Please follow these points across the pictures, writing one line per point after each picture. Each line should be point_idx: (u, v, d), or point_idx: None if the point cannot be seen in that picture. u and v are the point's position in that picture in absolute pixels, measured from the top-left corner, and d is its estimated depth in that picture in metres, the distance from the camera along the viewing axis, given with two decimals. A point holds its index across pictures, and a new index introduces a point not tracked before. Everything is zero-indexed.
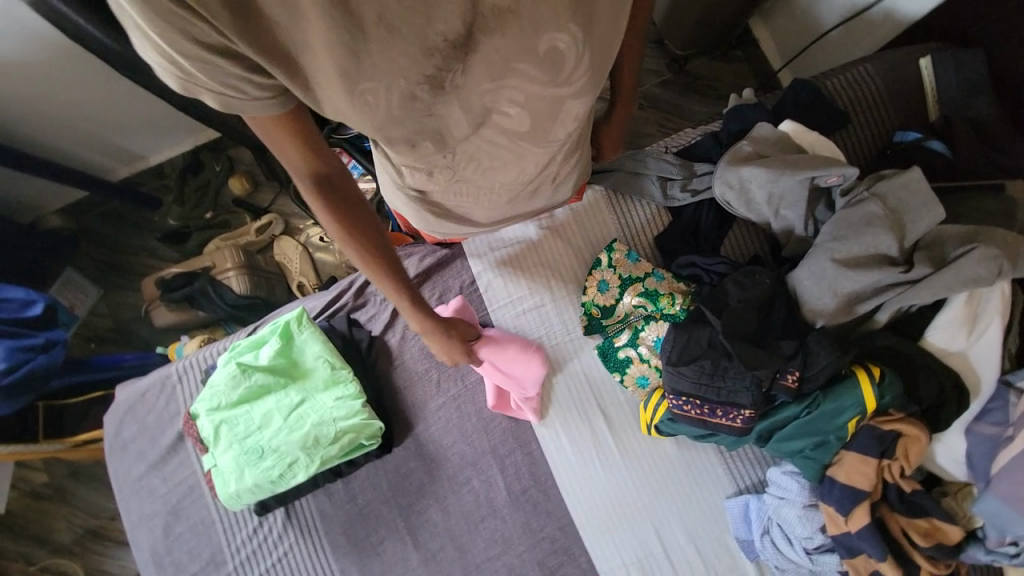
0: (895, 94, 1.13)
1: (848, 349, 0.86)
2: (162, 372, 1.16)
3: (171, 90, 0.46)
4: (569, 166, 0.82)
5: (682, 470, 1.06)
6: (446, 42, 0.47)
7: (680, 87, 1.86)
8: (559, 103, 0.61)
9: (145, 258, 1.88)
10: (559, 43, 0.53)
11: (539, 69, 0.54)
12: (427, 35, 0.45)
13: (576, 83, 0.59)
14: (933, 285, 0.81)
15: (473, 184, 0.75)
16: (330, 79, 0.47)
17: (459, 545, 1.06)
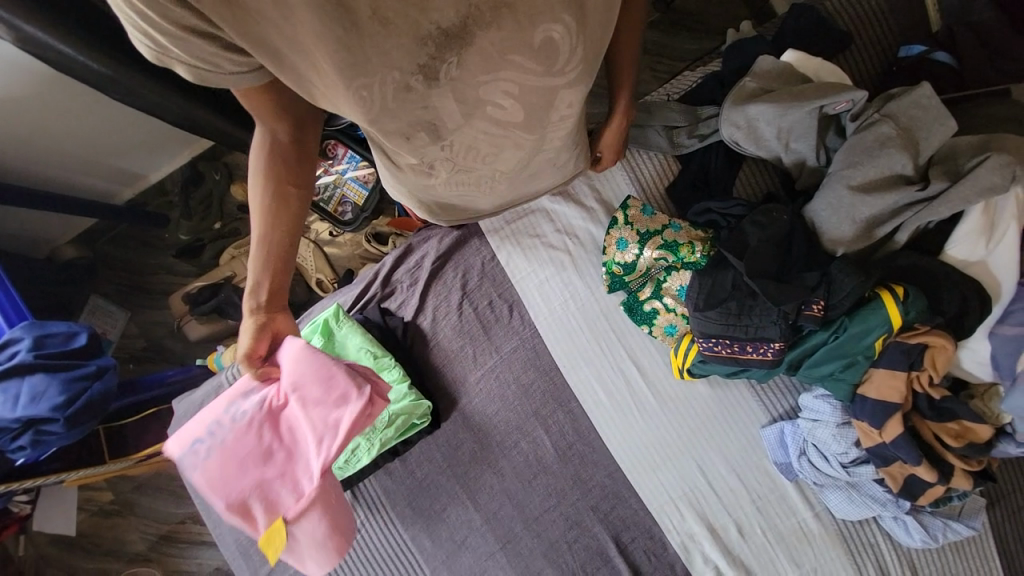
0: (897, 6, 1.11)
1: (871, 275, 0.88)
2: (214, 382, 1.22)
3: (144, 59, 0.48)
4: (570, 150, 0.79)
5: (717, 406, 1.11)
6: (438, 31, 0.47)
7: (670, 27, 1.80)
8: (550, 94, 0.59)
9: (163, 276, 1.92)
10: (554, 34, 0.52)
11: (531, 60, 0.53)
12: (420, 25, 0.45)
13: (570, 73, 0.58)
14: (950, 201, 0.82)
15: (476, 174, 0.73)
16: (332, 79, 0.48)
17: (516, 502, 1.14)
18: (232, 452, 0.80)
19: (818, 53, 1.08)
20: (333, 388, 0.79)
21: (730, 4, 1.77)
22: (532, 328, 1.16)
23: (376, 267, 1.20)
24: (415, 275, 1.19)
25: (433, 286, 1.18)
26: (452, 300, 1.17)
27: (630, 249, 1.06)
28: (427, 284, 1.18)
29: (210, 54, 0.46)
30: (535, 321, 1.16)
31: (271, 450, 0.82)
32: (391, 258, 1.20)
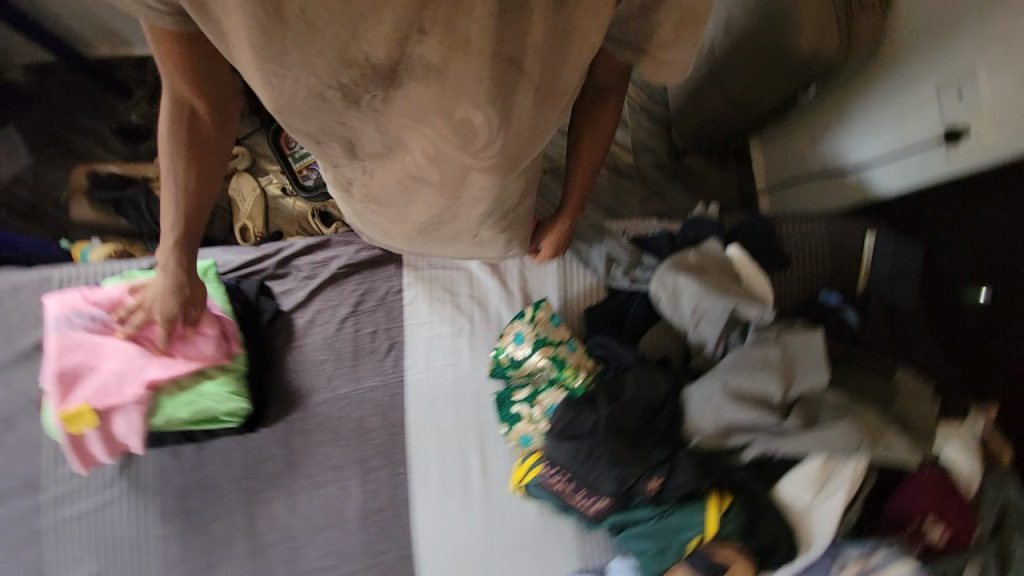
0: (835, 259, 1.22)
1: (709, 476, 0.90)
2: (48, 273, 1.08)
3: None
4: (492, 231, 0.81)
5: (534, 539, 1.06)
6: (366, 62, 0.48)
7: (668, 175, 2.06)
8: (465, 171, 0.62)
9: (90, 142, 1.77)
10: (474, 118, 0.54)
11: (449, 130, 0.55)
12: (348, 47, 0.46)
13: (486, 160, 0.60)
14: (793, 439, 0.88)
15: (388, 211, 0.73)
16: (246, 53, 0.48)
17: (292, 547, 1.02)
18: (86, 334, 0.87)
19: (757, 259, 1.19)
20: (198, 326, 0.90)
21: (725, 180, 2.04)
22: (401, 375, 1.11)
23: (281, 244, 1.12)
24: (315, 270, 1.13)
25: (327, 289, 1.12)
26: (338, 311, 1.11)
27: (521, 346, 1.05)
28: (322, 285, 1.12)
29: None
30: (406, 370, 1.11)
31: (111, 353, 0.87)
32: (301, 243, 1.13)
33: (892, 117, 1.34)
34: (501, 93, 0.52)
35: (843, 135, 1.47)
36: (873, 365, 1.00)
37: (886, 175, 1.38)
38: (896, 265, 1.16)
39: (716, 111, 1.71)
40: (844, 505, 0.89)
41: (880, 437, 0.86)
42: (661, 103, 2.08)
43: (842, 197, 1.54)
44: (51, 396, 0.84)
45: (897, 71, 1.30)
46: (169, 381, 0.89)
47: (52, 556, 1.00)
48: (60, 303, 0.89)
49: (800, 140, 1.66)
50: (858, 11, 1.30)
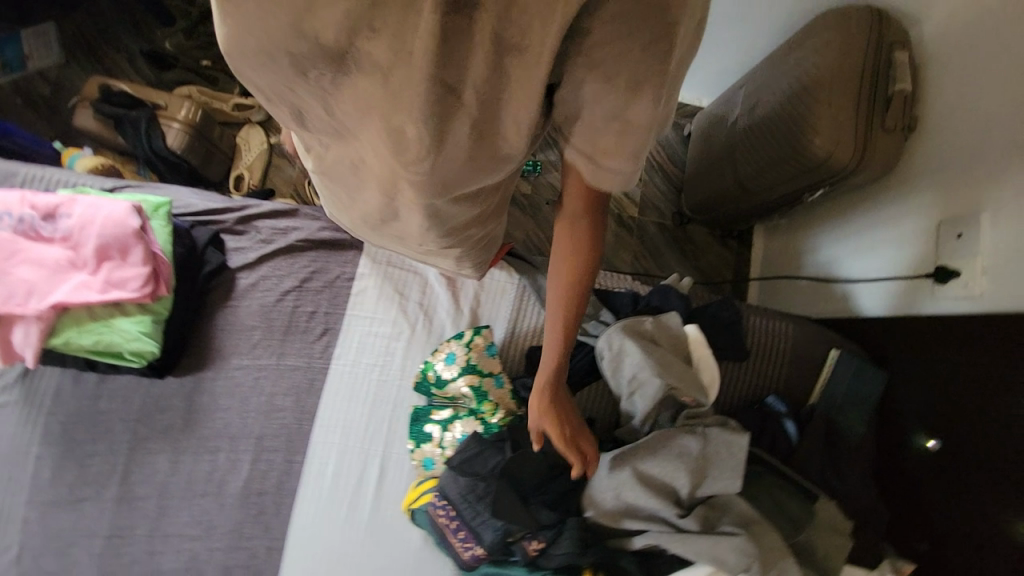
0: (795, 365, 1.19)
1: (591, 552, 0.86)
2: (13, 167, 1.07)
3: None
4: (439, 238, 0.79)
5: (409, 574, 0.99)
6: (314, 50, 0.40)
7: (668, 239, 2.05)
8: (396, 180, 0.58)
9: (121, 57, 1.80)
10: (403, 145, 0.46)
11: (381, 145, 0.49)
12: (293, 26, 0.39)
13: (407, 180, 0.54)
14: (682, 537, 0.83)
15: (339, 188, 0.73)
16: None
17: (162, 506, 0.99)
18: (20, 238, 0.86)
19: (714, 344, 1.16)
20: (130, 259, 0.88)
21: (721, 258, 2.02)
22: (326, 362, 1.08)
23: (249, 202, 1.11)
24: (274, 236, 1.11)
25: (280, 257, 1.10)
26: (283, 282, 1.09)
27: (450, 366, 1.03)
28: (277, 252, 1.10)
29: None
30: (334, 359, 1.09)
31: (37, 263, 0.86)
32: (269, 206, 1.12)
33: (890, 244, 1.33)
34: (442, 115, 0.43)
35: (846, 247, 1.47)
36: (800, 485, 0.95)
37: (869, 295, 1.37)
38: (850, 395, 1.12)
39: (726, 189, 1.70)
40: None
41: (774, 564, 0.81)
42: (679, 167, 2.08)
43: (824, 303, 1.53)
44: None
45: (908, 200, 1.30)
46: (81, 306, 0.87)
47: None
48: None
49: (802, 240, 1.66)
50: (878, 130, 1.29)
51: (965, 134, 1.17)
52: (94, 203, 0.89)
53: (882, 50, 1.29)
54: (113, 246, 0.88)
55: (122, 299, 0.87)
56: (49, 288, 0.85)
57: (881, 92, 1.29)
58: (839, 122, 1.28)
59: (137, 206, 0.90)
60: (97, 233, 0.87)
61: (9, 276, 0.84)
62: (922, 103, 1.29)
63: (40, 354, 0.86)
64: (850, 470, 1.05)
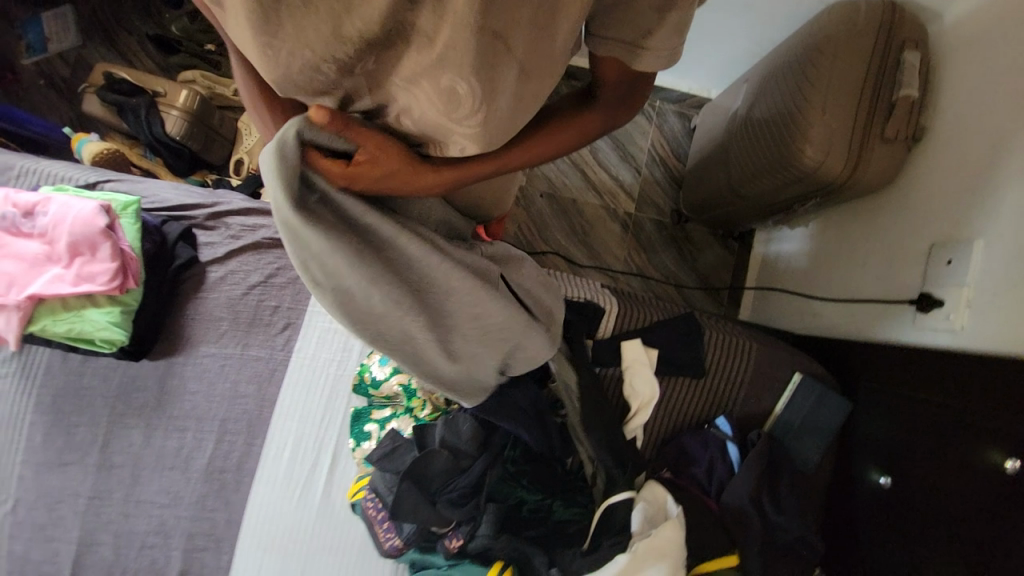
0: (758, 385, 1.16)
1: (506, 535, 0.93)
2: (11, 161, 1.14)
3: None
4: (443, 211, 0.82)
5: (354, 558, 1.07)
6: (359, 38, 0.48)
7: (665, 237, 1.99)
8: (446, 132, 0.58)
9: (134, 42, 1.88)
10: (459, 88, 0.52)
11: (437, 100, 0.53)
12: (341, 22, 0.47)
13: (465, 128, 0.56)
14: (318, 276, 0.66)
15: None
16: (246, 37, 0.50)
17: (136, 475, 1.10)
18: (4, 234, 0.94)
19: (677, 361, 1.14)
20: (98, 257, 0.94)
21: (719, 259, 1.96)
22: (286, 355, 1.15)
23: (217, 199, 1.17)
24: (240, 233, 1.16)
25: (246, 253, 1.16)
26: (250, 276, 1.15)
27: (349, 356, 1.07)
28: (243, 248, 1.16)
29: None
30: (293, 351, 1.15)
31: (20, 258, 0.94)
32: (237, 203, 1.17)
33: (882, 264, 1.23)
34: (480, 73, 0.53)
35: (837, 265, 1.38)
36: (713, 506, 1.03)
37: (856, 317, 1.27)
38: (806, 420, 1.12)
39: (720, 192, 1.63)
40: None
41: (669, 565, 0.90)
42: (682, 161, 2.00)
43: (811, 319, 1.44)
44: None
45: (905, 219, 1.19)
46: (56, 298, 0.95)
47: None
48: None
49: (796, 249, 1.58)
50: (875, 140, 1.18)
51: (972, 150, 1.06)
52: (67, 203, 0.95)
53: (887, 52, 1.17)
54: (83, 243, 0.94)
55: (92, 291, 0.94)
56: (29, 280, 0.94)
57: (882, 98, 1.17)
58: (832, 129, 1.18)
59: (104, 206, 0.96)
60: (68, 231, 0.93)
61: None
62: (930, 111, 1.17)
63: (21, 336, 0.96)
64: (790, 497, 1.02)
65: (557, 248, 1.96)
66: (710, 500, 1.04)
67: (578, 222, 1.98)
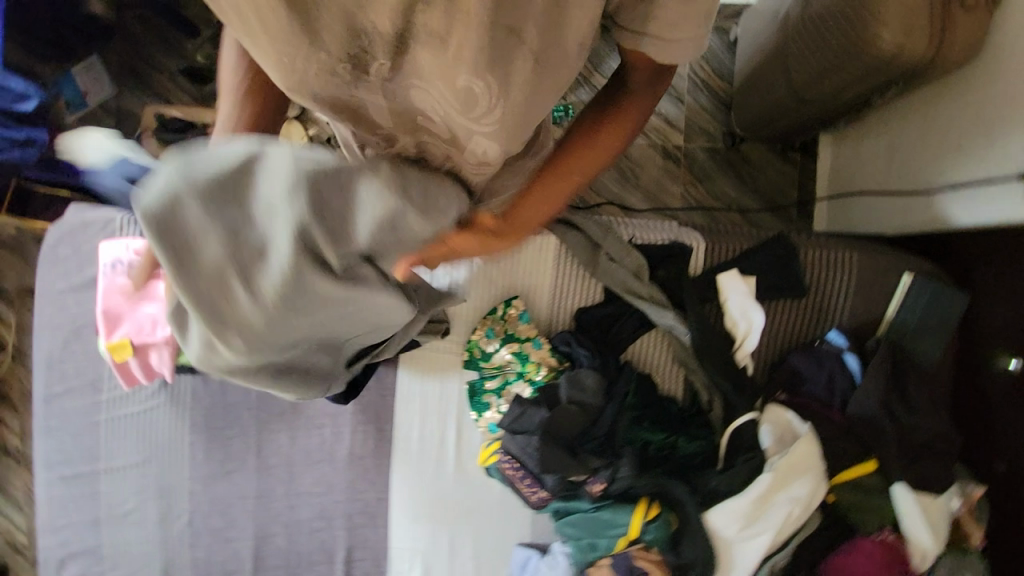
0: (863, 293, 1.13)
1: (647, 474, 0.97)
2: (110, 214, 1.18)
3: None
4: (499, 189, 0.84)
5: (496, 511, 1.18)
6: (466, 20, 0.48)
7: (721, 164, 1.91)
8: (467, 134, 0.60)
9: (168, 80, 1.92)
10: (475, 87, 0.54)
11: (450, 97, 0.55)
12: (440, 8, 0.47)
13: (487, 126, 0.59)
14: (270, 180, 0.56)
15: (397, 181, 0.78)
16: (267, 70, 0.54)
17: (291, 471, 1.22)
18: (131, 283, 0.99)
19: (775, 284, 1.13)
20: None
21: (784, 175, 1.86)
22: None
23: None
24: None
25: None
26: None
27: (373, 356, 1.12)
28: None
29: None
30: None
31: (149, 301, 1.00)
32: None
33: (981, 143, 1.13)
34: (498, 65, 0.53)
35: (923, 157, 1.29)
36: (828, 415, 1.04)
37: (960, 205, 1.20)
38: (923, 320, 1.09)
39: (781, 102, 1.53)
40: (768, 549, 0.89)
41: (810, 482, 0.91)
42: (727, 80, 1.89)
43: (903, 216, 1.37)
44: (100, 328, 0.99)
45: (998, 92, 1.09)
46: None
47: (103, 444, 1.21)
48: (107, 254, 1.01)
49: (871, 152, 1.48)
50: (957, 10, 1.09)
51: None
52: None
53: None
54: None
55: None
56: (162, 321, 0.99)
57: None
58: (912, 9, 1.08)
59: None
60: None
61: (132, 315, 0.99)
62: None
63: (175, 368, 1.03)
64: (920, 396, 1.02)
65: (610, 197, 1.91)
66: (834, 412, 1.05)
67: (628, 167, 1.93)
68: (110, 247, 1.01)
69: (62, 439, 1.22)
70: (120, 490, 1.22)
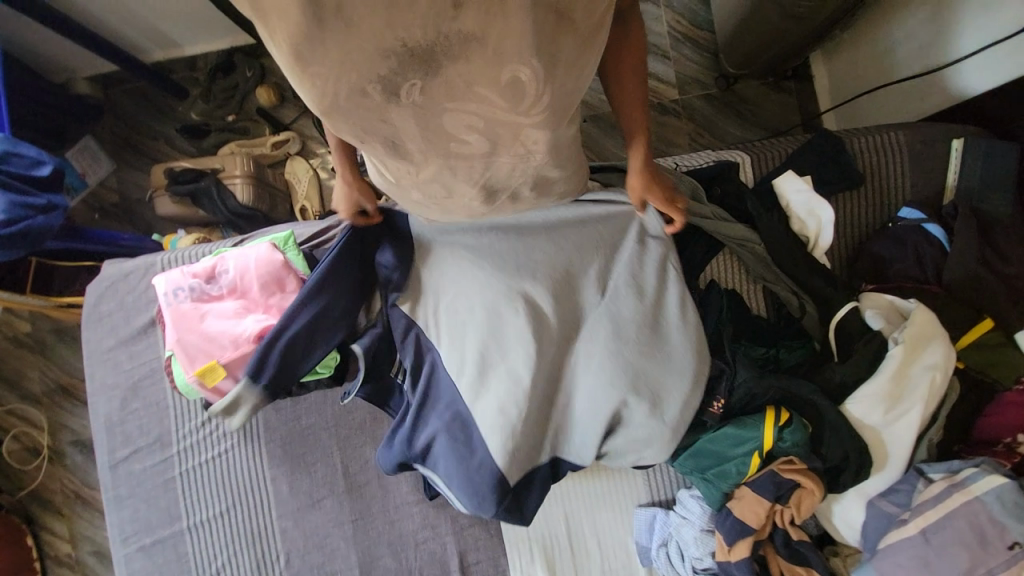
0: (916, 169, 1.11)
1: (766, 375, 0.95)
2: (151, 258, 1.19)
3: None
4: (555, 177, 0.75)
5: (604, 475, 1.11)
6: None
7: (719, 109, 1.78)
8: (517, 129, 0.59)
9: (161, 144, 1.82)
10: (521, 75, 0.52)
11: (498, 96, 0.54)
12: None
13: (536, 116, 0.57)
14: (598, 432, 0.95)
15: (441, 183, 0.68)
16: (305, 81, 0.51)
17: (383, 484, 1.14)
18: (206, 304, 1.05)
19: (830, 179, 1.11)
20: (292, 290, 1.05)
21: (784, 105, 1.74)
22: None
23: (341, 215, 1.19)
24: None
25: None
26: None
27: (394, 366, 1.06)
28: None
29: None
30: None
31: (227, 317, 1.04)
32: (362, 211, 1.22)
33: (977, 8, 1.13)
34: (545, 45, 0.50)
35: (927, 38, 1.24)
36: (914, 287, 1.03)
37: (976, 71, 1.17)
38: (986, 178, 1.05)
39: (772, 25, 1.38)
40: (918, 423, 0.90)
41: (932, 341, 0.92)
42: (705, 29, 1.79)
43: (921, 102, 1.32)
44: (182, 360, 1.01)
45: None
46: None
47: (181, 500, 1.14)
48: (168, 282, 1.05)
49: (860, 58, 1.46)
50: None
51: None
52: (246, 255, 1.06)
53: None
54: (271, 283, 1.05)
55: None
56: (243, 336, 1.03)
57: None
58: None
59: (273, 244, 1.07)
60: (258, 278, 1.05)
61: (213, 334, 1.02)
62: None
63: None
64: (1008, 245, 1.00)
65: None
66: (931, 284, 1.03)
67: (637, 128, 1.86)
68: (171, 279, 1.05)
69: (136, 506, 1.16)
70: (208, 547, 1.13)
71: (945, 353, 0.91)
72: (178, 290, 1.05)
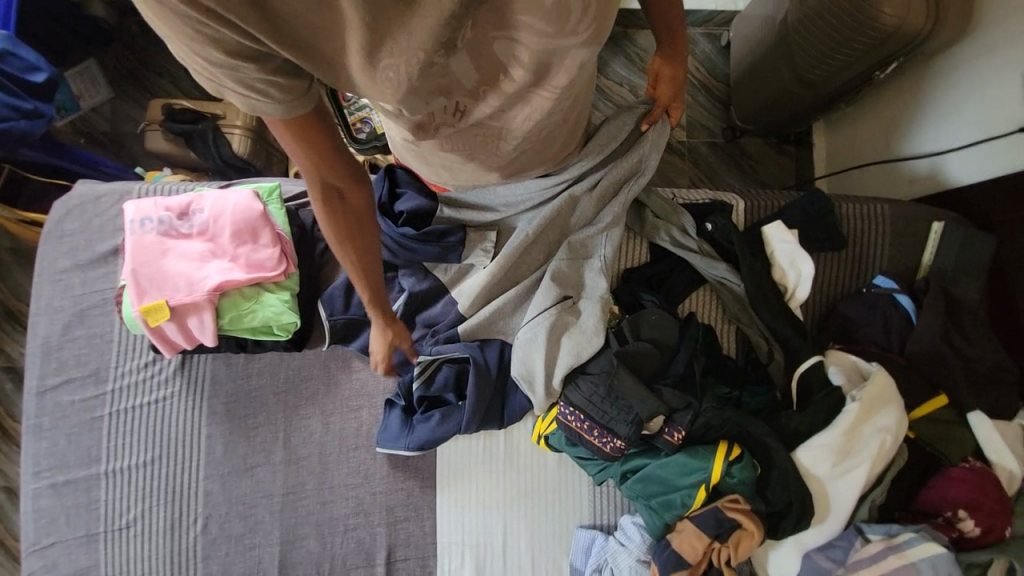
0: (896, 242, 1.16)
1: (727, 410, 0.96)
2: (128, 185, 1.14)
3: (203, 88, 0.49)
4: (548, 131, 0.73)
5: (551, 489, 1.08)
6: None
7: (723, 157, 1.83)
8: (561, 53, 0.53)
9: (166, 82, 1.77)
10: None
11: (542, 18, 0.47)
12: None
13: (582, 33, 0.51)
14: (544, 344, 0.98)
15: (461, 144, 0.67)
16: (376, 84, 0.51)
17: (323, 462, 1.09)
18: (172, 240, 1.01)
19: (815, 239, 1.14)
20: (263, 244, 1.02)
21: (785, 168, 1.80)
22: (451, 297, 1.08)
23: None
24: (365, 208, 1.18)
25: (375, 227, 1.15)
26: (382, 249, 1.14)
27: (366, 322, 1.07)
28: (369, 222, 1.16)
29: (254, 81, 0.48)
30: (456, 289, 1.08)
31: (188, 257, 1.01)
32: None
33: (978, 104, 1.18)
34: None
35: (928, 124, 1.30)
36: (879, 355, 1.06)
37: (967, 162, 1.23)
38: (960, 263, 1.09)
39: (783, 87, 1.44)
40: (865, 480, 0.91)
41: (885, 399, 0.94)
42: (723, 81, 1.85)
43: (912, 184, 1.38)
44: (132, 292, 0.97)
45: (998, 60, 1.13)
46: (234, 288, 1.00)
47: (106, 442, 1.07)
48: (137, 210, 1.02)
49: (860, 133, 1.53)
50: None
51: None
52: (225, 198, 1.04)
53: None
54: (244, 232, 1.02)
55: (261, 278, 1.01)
56: (201, 280, 0.99)
57: None
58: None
59: (255, 193, 1.04)
60: (231, 225, 1.02)
61: (170, 271, 0.99)
62: None
63: (216, 335, 1.01)
64: (972, 330, 1.04)
65: None
66: (894, 354, 1.06)
67: None
68: (141, 207, 1.02)
69: (54, 440, 1.08)
70: (122, 497, 1.06)
71: (899, 416, 0.93)
72: (145, 220, 1.01)
